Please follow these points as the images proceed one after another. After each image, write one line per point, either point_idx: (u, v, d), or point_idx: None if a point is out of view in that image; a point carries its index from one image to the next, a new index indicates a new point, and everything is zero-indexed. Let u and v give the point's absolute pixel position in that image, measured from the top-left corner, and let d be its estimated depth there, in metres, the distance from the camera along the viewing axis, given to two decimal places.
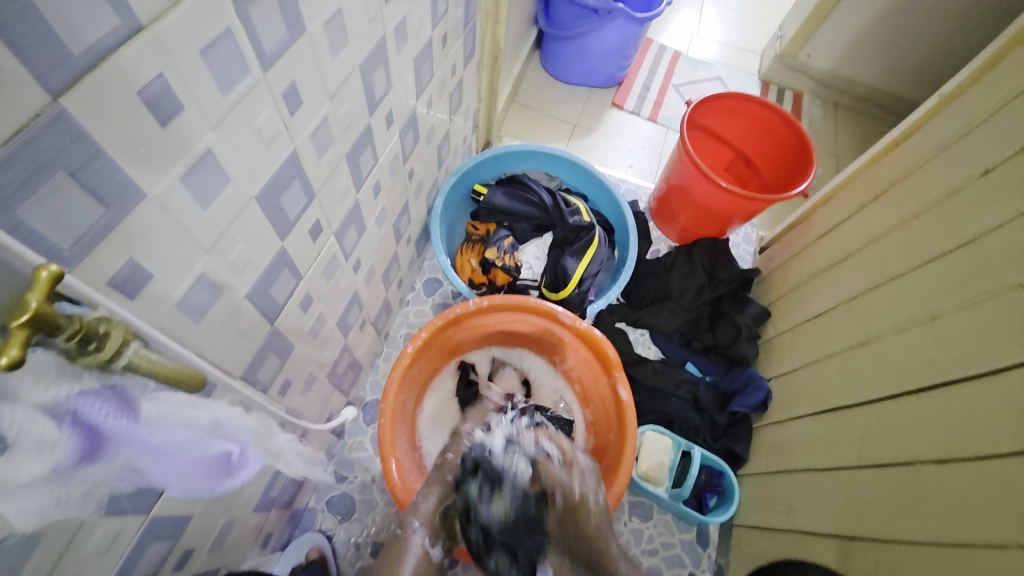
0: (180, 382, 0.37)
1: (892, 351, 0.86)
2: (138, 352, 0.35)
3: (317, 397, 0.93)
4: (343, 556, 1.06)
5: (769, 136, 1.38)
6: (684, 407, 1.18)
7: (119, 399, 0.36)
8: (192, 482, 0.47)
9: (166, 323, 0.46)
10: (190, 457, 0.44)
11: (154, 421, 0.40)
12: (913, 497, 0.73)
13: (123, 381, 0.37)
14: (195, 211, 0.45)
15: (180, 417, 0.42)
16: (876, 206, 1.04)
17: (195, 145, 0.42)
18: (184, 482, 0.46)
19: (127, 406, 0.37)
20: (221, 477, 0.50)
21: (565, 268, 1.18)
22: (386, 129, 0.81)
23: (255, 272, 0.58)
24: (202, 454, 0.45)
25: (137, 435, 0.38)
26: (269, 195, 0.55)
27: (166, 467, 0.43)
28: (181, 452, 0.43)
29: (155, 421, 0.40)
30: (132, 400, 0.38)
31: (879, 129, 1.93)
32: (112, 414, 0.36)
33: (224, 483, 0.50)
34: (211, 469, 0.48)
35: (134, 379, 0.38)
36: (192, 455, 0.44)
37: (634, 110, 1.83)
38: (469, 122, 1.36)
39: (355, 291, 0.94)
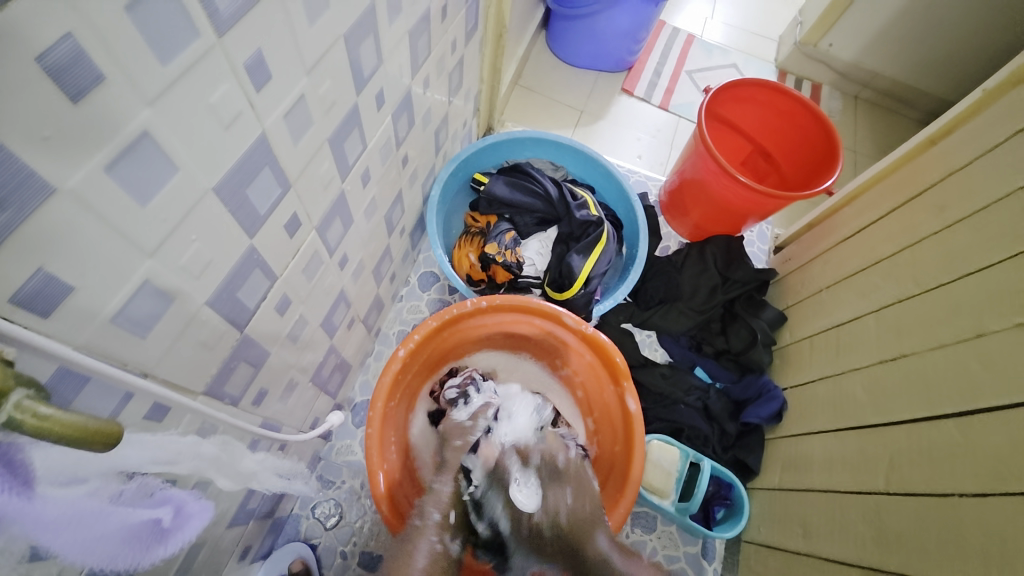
0: (87, 443, 0.29)
1: (927, 369, 0.79)
2: (23, 405, 0.27)
3: (299, 402, 0.86)
4: (328, 567, 1.00)
5: (791, 127, 1.29)
6: (693, 415, 1.12)
7: (1, 466, 0.29)
8: (112, 561, 0.37)
9: (95, 341, 0.38)
10: (105, 524, 0.36)
11: (60, 480, 0.32)
12: (949, 533, 0.67)
13: (12, 441, 0.29)
14: (131, 206, 0.37)
15: (99, 470, 0.35)
16: (908, 210, 0.96)
17: (123, 127, 0.34)
18: (102, 562, 0.36)
19: (15, 470, 0.29)
20: (152, 548, 0.40)
21: (571, 266, 1.09)
22: (376, 111, 0.73)
23: (218, 276, 0.50)
24: (122, 520, 0.37)
25: (25, 504, 0.30)
26: (232, 187, 0.47)
27: (74, 544, 0.34)
28: (90, 521, 0.34)
29: (63, 479, 0.33)
30: (24, 461, 0.30)
31: (901, 124, 1.83)
32: None
33: (154, 554, 0.40)
34: (137, 538, 0.38)
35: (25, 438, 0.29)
36: (108, 522, 0.36)
37: (645, 97, 1.73)
38: (470, 105, 1.26)
39: (342, 289, 0.86)
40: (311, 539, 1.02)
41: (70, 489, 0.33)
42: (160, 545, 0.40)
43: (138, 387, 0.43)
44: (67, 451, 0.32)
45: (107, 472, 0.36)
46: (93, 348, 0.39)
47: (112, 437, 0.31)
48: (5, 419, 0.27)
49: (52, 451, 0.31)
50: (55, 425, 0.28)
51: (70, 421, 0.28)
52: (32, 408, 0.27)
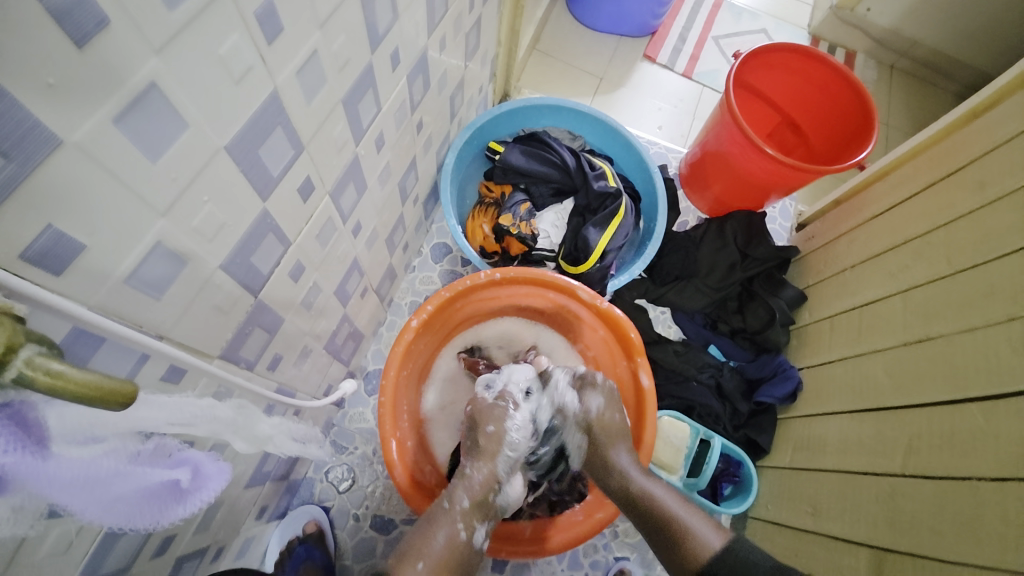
0: (102, 401, 0.28)
1: (955, 353, 0.76)
2: (34, 361, 0.27)
3: (313, 369, 0.87)
4: (341, 528, 1.03)
5: (823, 96, 1.23)
6: (706, 393, 1.11)
7: (15, 423, 0.29)
8: (129, 517, 0.39)
9: (110, 302, 0.38)
10: (121, 489, 0.36)
11: (76, 440, 0.33)
12: (966, 518, 0.66)
13: (25, 400, 0.29)
14: (141, 162, 0.36)
15: (117, 431, 0.36)
16: (942, 189, 0.91)
17: (130, 77, 0.32)
18: (120, 518, 0.38)
19: (26, 433, 0.29)
20: (170, 507, 0.41)
21: (587, 239, 1.06)
22: (391, 72, 0.69)
23: (231, 240, 0.49)
24: (140, 481, 0.37)
25: (39, 467, 0.30)
26: (244, 146, 0.45)
27: (92, 502, 0.35)
28: (104, 484, 0.35)
29: (80, 438, 0.33)
30: (37, 425, 0.30)
31: (938, 97, 1.73)
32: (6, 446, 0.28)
33: (173, 514, 0.41)
34: (155, 497, 0.39)
35: (31, 394, 0.29)
36: (126, 483, 0.36)
37: (668, 64, 1.65)
38: (487, 69, 1.21)
39: (355, 258, 0.85)
40: (325, 501, 1.04)
41: (89, 448, 0.34)
42: (178, 505, 0.41)
43: (154, 348, 0.43)
44: (85, 410, 0.33)
45: (124, 432, 0.37)
46: (107, 307, 0.38)
47: (129, 397, 0.30)
48: (16, 375, 0.26)
49: (69, 411, 0.32)
50: (68, 383, 0.27)
51: (83, 382, 0.27)
52: (43, 365, 0.27)
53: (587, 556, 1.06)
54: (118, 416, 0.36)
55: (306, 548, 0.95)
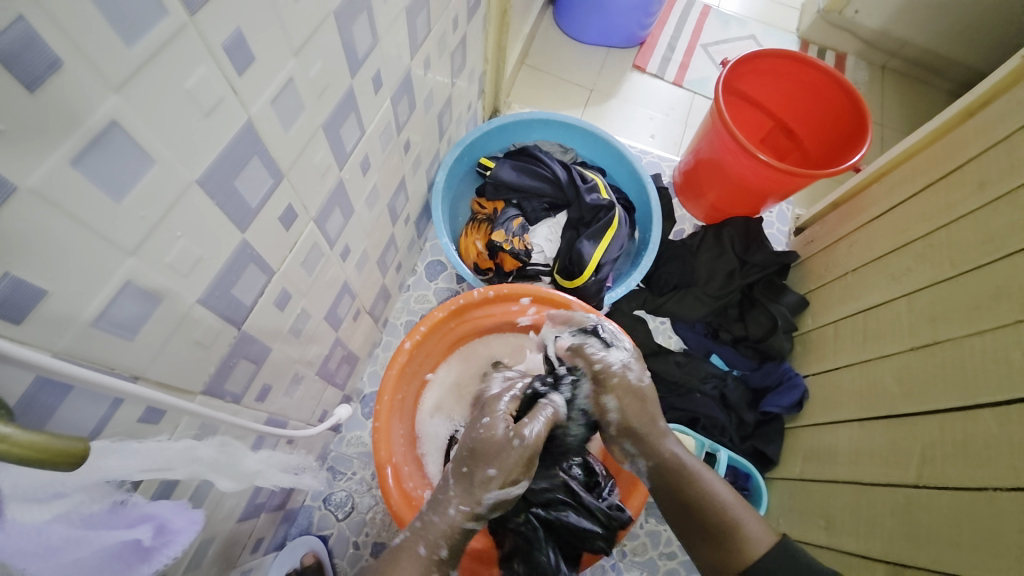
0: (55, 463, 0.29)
1: (964, 358, 0.74)
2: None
3: (307, 395, 0.85)
4: (341, 556, 1.01)
5: (816, 100, 1.22)
6: (710, 404, 1.08)
7: None
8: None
9: (78, 346, 0.37)
10: (79, 552, 0.35)
11: (35, 498, 0.33)
12: (986, 531, 0.63)
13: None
14: (104, 203, 0.35)
15: (79, 485, 0.35)
16: (943, 187, 0.90)
17: (88, 117, 0.31)
18: None
19: None
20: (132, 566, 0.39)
21: (581, 253, 1.05)
22: (373, 95, 0.69)
23: (209, 274, 0.48)
24: (100, 542, 0.36)
25: None
26: (217, 177, 0.44)
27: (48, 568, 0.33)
28: (59, 550, 0.33)
29: (41, 495, 0.33)
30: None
31: (931, 95, 1.72)
32: None
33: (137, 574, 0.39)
34: (116, 559, 0.38)
35: None
36: (81, 547, 0.35)
37: (658, 73, 1.65)
38: (475, 86, 1.21)
39: (345, 281, 0.84)
40: (324, 529, 1.02)
41: (49, 506, 0.33)
42: (141, 563, 0.39)
43: (129, 392, 0.42)
44: (31, 472, 0.32)
45: (89, 484, 0.36)
46: (72, 352, 0.37)
47: (77, 456, 0.30)
48: None
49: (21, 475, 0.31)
50: (15, 447, 0.27)
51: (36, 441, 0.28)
52: None
53: None
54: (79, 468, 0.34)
55: None
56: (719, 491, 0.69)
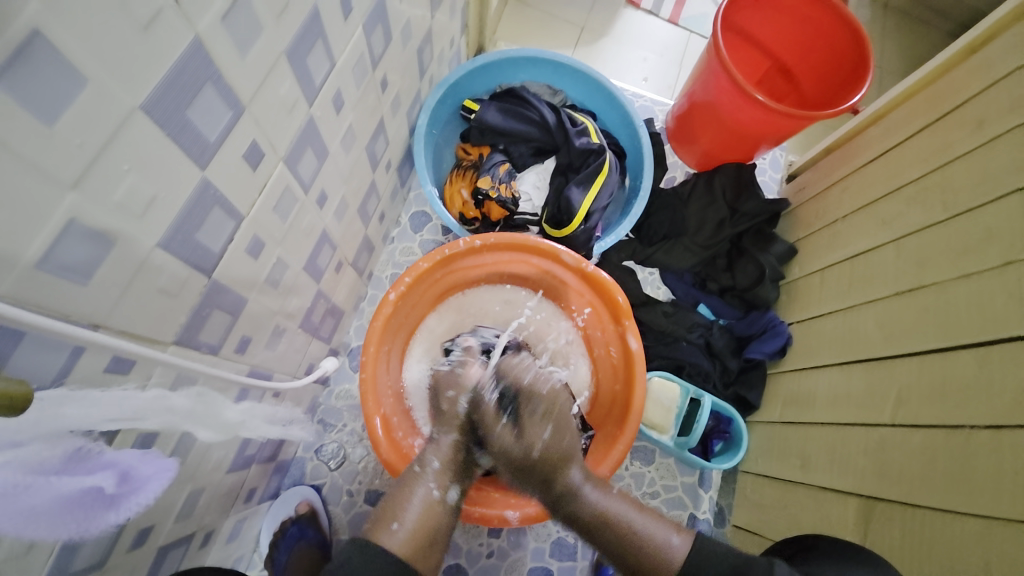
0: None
1: (947, 302, 0.75)
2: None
3: (291, 348, 0.84)
4: (335, 503, 1.03)
5: (816, 37, 1.16)
6: (695, 352, 1.09)
7: None
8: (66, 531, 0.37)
9: (23, 290, 0.34)
10: (38, 502, 0.35)
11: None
12: (957, 465, 0.66)
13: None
14: (33, 128, 0.31)
15: (36, 434, 0.35)
16: (940, 128, 0.87)
17: (3, 25, 0.27)
18: (45, 532, 0.36)
19: None
20: (100, 514, 0.40)
21: (570, 200, 1.01)
22: (342, 22, 0.63)
23: (169, 216, 0.44)
24: (59, 489, 0.36)
25: None
26: (166, 104, 0.40)
27: (4, 516, 0.33)
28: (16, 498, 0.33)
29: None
30: None
31: (934, 36, 1.65)
32: None
33: (101, 520, 0.40)
34: (78, 506, 0.38)
35: None
36: (43, 494, 0.35)
37: (653, 9, 1.55)
38: (457, 20, 1.12)
39: (324, 230, 0.80)
40: (317, 479, 1.04)
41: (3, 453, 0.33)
42: (109, 512, 0.40)
43: (90, 341, 0.39)
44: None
45: (56, 431, 0.36)
46: (18, 297, 0.34)
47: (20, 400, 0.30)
48: None
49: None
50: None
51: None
52: None
53: None
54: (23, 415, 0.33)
55: (298, 528, 0.95)
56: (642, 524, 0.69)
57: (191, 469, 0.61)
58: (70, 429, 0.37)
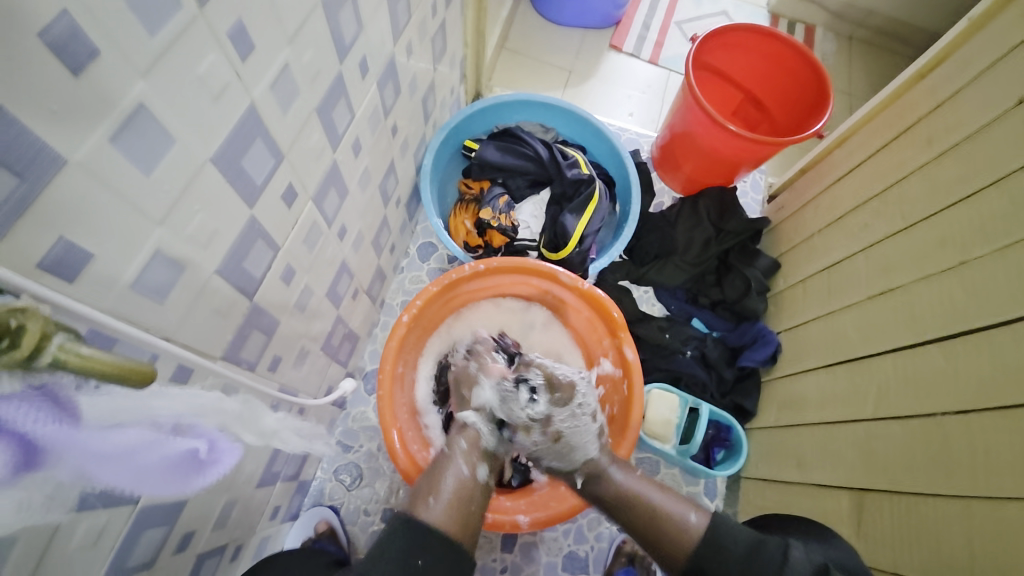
0: (127, 378, 0.35)
1: (914, 299, 0.82)
2: (66, 347, 0.32)
3: (313, 370, 0.90)
4: (353, 523, 1.07)
5: (780, 72, 1.28)
6: (691, 363, 1.15)
7: (50, 401, 0.34)
8: (164, 486, 0.46)
9: (119, 307, 0.42)
10: (147, 462, 0.42)
11: (109, 426, 0.39)
12: (933, 450, 0.72)
13: (57, 381, 0.34)
14: (135, 176, 0.40)
15: (134, 418, 0.41)
16: (896, 148, 0.97)
17: (118, 101, 0.36)
18: (154, 486, 0.45)
19: (60, 406, 0.34)
20: (191, 475, 0.48)
21: (565, 226, 1.11)
22: (361, 80, 0.73)
23: (225, 246, 0.53)
24: (163, 453, 0.43)
25: (74, 438, 0.36)
26: (227, 155, 0.49)
27: (124, 470, 0.41)
28: (134, 458, 0.41)
29: (114, 424, 0.39)
30: (68, 400, 0.35)
31: (897, 64, 1.79)
32: (42, 416, 0.33)
33: (195, 481, 0.49)
34: (178, 466, 0.46)
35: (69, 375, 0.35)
36: (152, 459, 0.43)
37: (634, 52, 1.70)
38: (456, 71, 1.26)
39: (343, 260, 0.89)
40: (335, 499, 1.08)
41: (120, 432, 0.40)
42: (197, 475, 0.49)
43: (163, 349, 0.46)
44: (107, 402, 0.38)
45: (150, 418, 0.42)
46: (114, 312, 0.42)
47: (146, 375, 0.36)
48: (53, 360, 0.32)
49: (92, 402, 0.37)
50: (95, 364, 0.33)
51: (105, 361, 0.33)
52: (73, 349, 0.32)
53: (591, 528, 1.11)
54: (121, 407, 0.40)
55: (319, 546, 0.99)
56: (646, 493, 0.75)
57: (230, 476, 0.67)
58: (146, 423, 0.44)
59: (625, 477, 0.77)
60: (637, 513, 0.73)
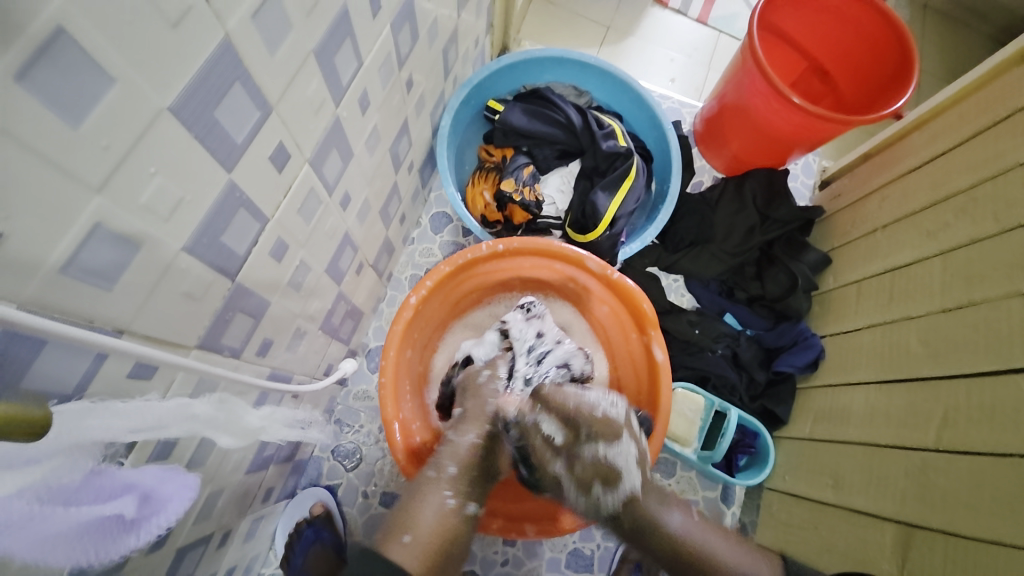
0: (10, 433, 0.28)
1: (999, 319, 0.70)
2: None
3: (310, 351, 0.82)
4: (350, 507, 1.02)
5: (856, 37, 1.11)
6: (722, 363, 1.06)
7: None
8: (76, 555, 0.36)
9: (45, 295, 0.33)
10: (58, 529, 0.34)
11: (4, 465, 0.31)
12: (1007, 496, 0.62)
13: None
14: (59, 129, 0.30)
15: (58, 448, 0.34)
16: (991, 135, 0.82)
17: (27, 21, 0.26)
18: (65, 558, 0.35)
19: None
20: (117, 539, 0.38)
21: (596, 205, 0.98)
22: (371, 20, 0.61)
23: (197, 217, 0.43)
24: (74, 515, 0.35)
25: None
26: (193, 106, 0.38)
27: (20, 544, 0.32)
28: (41, 526, 0.33)
29: (12, 462, 0.31)
30: None
31: (978, 38, 1.57)
32: None
33: (125, 542, 0.39)
34: (97, 530, 0.37)
35: None
36: (52, 522, 0.33)
37: (682, 8, 1.50)
38: (483, 19, 1.11)
39: (346, 232, 0.79)
40: (332, 480, 1.03)
41: (18, 475, 0.31)
42: (130, 535, 0.39)
43: (111, 348, 0.38)
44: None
45: (80, 443, 0.35)
46: (39, 302, 0.33)
47: (38, 426, 0.29)
48: None
49: None
50: None
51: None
52: None
53: (599, 528, 1.05)
54: (43, 435, 0.32)
55: (313, 530, 0.94)
56: (718, 552, 0.70)
57: (211, 470, 0.60)
58: (92, 440, 0.36)
59: (682, 521, 0.72)
60: (705, 565, 0.69)
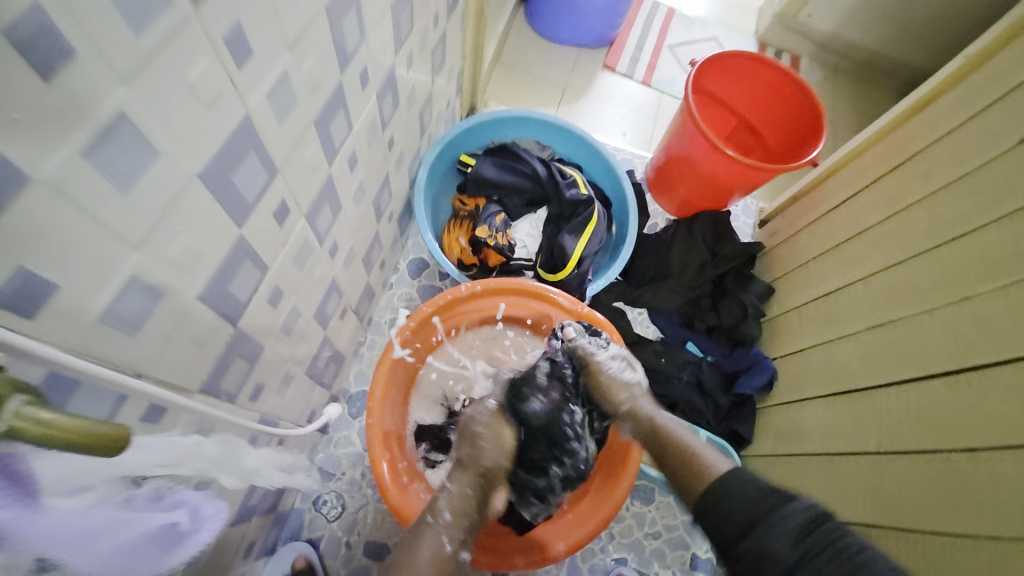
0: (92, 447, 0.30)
1: (917, 334, 0.82)
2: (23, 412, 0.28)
3: (296, 395, 0.84)
4: (333, 560, 1.00)
5: (775, 99, 1.30)
6: (688, 390, 1.13)
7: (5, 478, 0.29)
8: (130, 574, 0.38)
9: (84, 343, 0.37)
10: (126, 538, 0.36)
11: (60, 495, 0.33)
12: (943, 491, 0.70)
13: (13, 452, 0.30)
14: (112, 195, 0.35)
15: (104, 477, 0.36)
16: (893, 179, 0.98)
17: (100, 109, 0.31)
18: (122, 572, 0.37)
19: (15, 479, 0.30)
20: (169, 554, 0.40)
21: (563, 246, 1.07)
22: (360, 91, 0.69)
23: (209, 267, 0.48)
24: (137, 527, 0.37)
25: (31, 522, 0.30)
26: (217, 171, 0.44)
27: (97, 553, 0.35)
28: (111, 536, 0.35)
29: (68, 488, 0.34)
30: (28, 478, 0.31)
31: (879, 94, 1.83)
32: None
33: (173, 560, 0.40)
34: (156, 544, 0.39)
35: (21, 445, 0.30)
36: (118, 533, 0.36)
37: (628, 72, 1.70)
38: (453, 85, 1.23)
39: (333, 278, 0.84)
40: (314, 532, 1.01)
41: (75, 497, 0.34)
42: (176, 551, 0.40)
43: (132, 389, 0.41)
44: (54, 466, 0.32)
45: None
46: (77, 347, 0.36)
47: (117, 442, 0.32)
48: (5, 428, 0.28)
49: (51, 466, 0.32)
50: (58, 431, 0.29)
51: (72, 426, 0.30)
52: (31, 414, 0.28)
53: (584, 561, 1.06)
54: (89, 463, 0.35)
55: None
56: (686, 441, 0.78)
57: None
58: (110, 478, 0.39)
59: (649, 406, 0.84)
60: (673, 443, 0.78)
